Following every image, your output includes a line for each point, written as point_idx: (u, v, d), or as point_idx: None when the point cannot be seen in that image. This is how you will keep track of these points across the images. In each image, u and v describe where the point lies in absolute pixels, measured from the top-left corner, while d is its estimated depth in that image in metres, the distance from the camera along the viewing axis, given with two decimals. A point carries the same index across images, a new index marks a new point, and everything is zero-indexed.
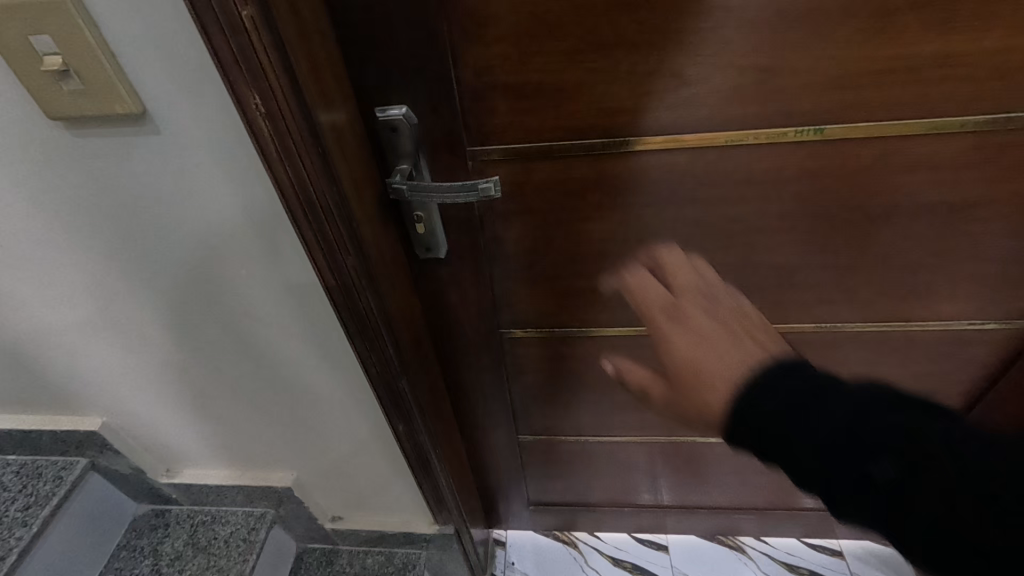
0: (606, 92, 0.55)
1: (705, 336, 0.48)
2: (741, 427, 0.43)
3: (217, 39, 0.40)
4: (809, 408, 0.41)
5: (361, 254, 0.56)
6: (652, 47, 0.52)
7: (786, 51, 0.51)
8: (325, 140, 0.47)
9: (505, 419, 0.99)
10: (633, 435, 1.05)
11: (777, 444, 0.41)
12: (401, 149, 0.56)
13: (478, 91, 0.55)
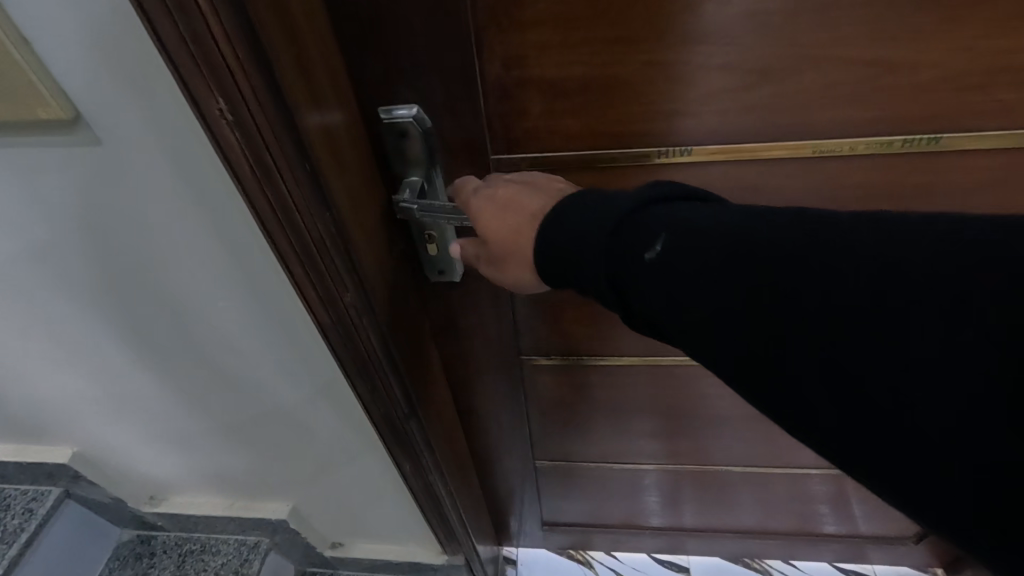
0: (666, 89, 0.44)
1: (507, 196, 0.41)
2: (544, 249, 0.36)
3: (162, 20, 0.29)
4: (672, 249, 0.30)
5: (360, 286, 0.45)
6: (726, 34, 0.41)
7: (905, 41, 0.39)
8: (314, 152, 0.37)
9: (521, 444, 0.90)
10: (660, 461, 0.95)
11: (572, 258, 0.34)
12: (412, 157, 0.45)
13: (506, 86, 0.44)
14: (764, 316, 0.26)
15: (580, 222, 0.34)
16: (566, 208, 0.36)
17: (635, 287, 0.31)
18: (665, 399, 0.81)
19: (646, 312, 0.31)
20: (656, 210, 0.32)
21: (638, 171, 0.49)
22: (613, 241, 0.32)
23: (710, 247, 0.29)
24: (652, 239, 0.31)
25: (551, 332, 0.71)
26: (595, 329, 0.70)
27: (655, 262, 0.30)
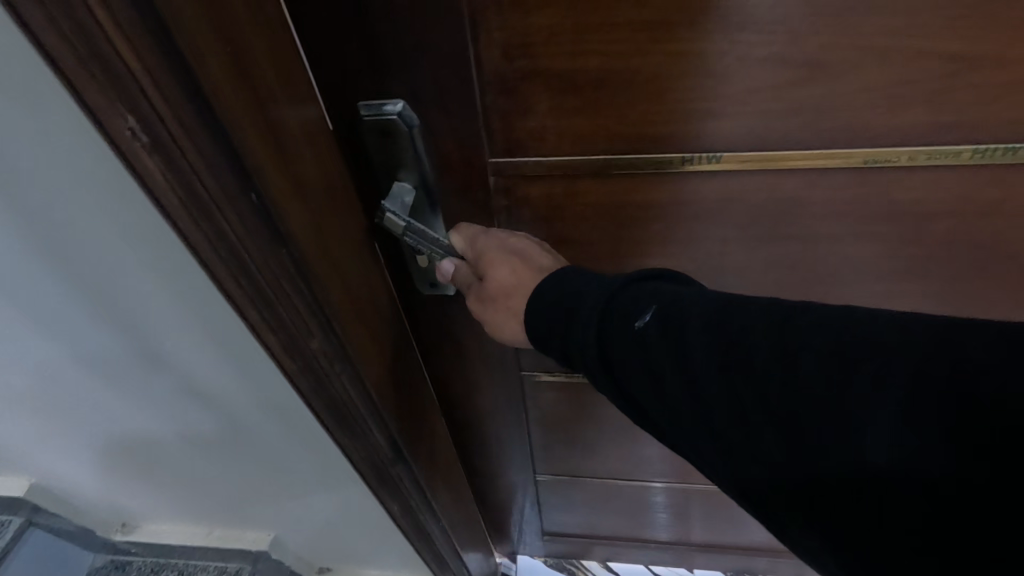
0: (698, 85, 0.37)
1: (519, 250, 0.41)
2: (541, 313, 0.38)
3: (30, 9, 0.21)
4: (656, 320, 0.33)
5: (328, 332, 0.38)
6: (771, 18, 0.34)
7: (990, 31, 0.33)
8: (260, 172, 0.29)
9: (520, 460, 0.85)
10: (668, 480, 0.90)
11: (566, 326, 0.37)
12: (397, 160, 0.39)
13: (507, 82, 0.37)
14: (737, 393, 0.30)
15: (575, 293, 0.37)
16: (565, 278, 0.38)
17: (620, 355, 0.34)
18: None
19: (629, 381, 0.34)
20: (641, 284, 0.36)
21: (658, 179, 0.43)
22: (606, 309, 0.35)
23: (689, 319, 0.32)
24: (641, 310, 0.34)
25: None
26: None
27: (640, 331, 0.33)
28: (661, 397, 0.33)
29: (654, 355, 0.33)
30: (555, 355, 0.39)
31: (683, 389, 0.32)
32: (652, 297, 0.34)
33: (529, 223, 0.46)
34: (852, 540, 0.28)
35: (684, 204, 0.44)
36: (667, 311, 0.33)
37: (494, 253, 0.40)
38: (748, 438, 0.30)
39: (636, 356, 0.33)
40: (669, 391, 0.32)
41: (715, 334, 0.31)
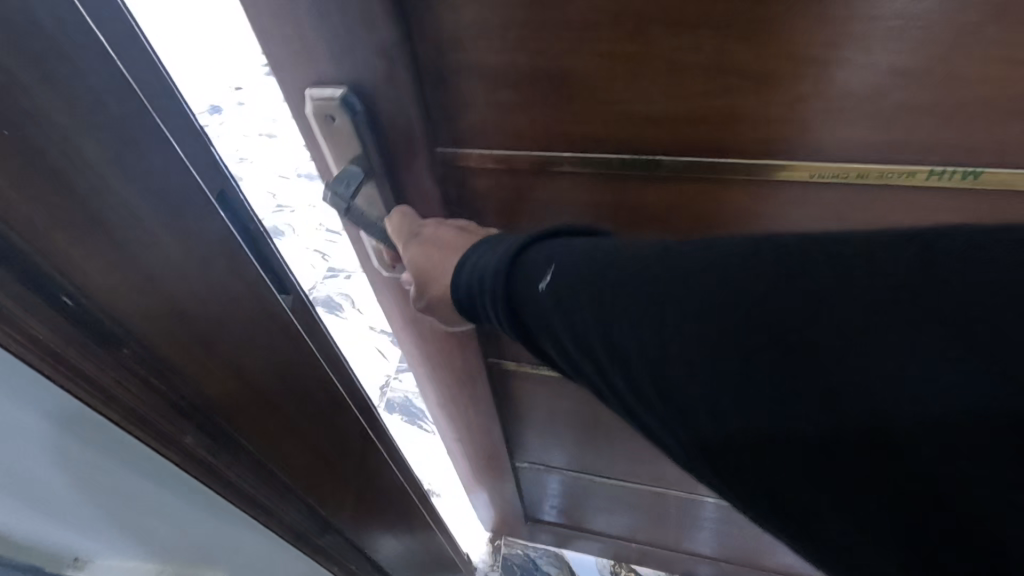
0: (630, 89, 0.36)
1: (441, 242, 0.42)
2: (461, 283, 0.39)
3: None
4: (557, 275, 0.33)
5: (195, 429, 0.34)
6: (704, 22, 0.32)
7: (929, 51, 0.31)
8: (72, 275, 0.25)
9: (495, 445, 0.90)
10: (643, 483, 0.92)
11: (482, 292, 0.37)
12: (342, 145, 0.41)
13: (444, 76, 0.38)
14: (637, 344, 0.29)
15: (488, 253, 0.38)
16: (485, 246, 0.39)
17: (530, 311, 0.35)
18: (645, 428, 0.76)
19: (542, 335, 0.34)
20: (547, 243, 0.36)
21: (602, 181, 0.43)
22: (512, 269, 0.36)
23: (586, 273, 0.32)
24: (544, 270, 0.34)
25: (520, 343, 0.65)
26: None
27: (546, 287, 0.33)
28: (575, 351, 0.32)
29: (551, 315, 0.33)
30: (481, 321, 0.40)
31: (577, 347, 0.32)
32: (556, 252, 0.35)
33: (483, 213, 0.48)
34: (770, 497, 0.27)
35: (629, 207, 0.44)
36: (563, 270, 0.33)
37: (413, 246, 0.42)
38: (638, 397, 0.29)
39: (538, 316, 0.34)
40: (578, 346, 0.32)
41: (603, 291, 0.31)
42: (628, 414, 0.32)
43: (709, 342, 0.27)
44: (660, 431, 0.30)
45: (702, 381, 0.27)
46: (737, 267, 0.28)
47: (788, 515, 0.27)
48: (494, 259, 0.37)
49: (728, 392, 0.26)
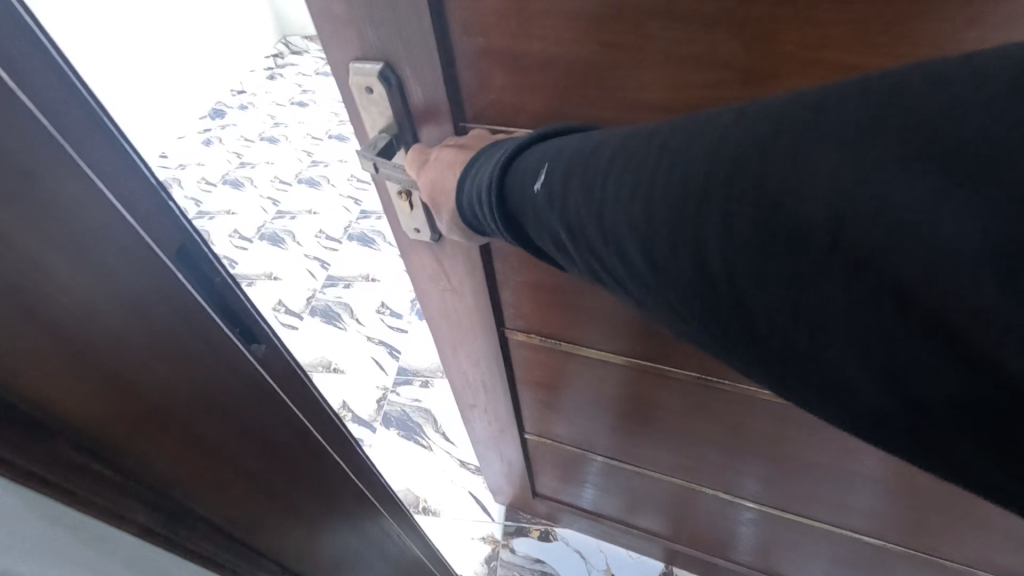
0: (625, 74, 0.41)
1: (440, 159, 0.46)
2: (464, 196, 0.44)
3: None
4: (549, 174, 0.37)
5: (129, 496, 0.35)
6: (693, 15, 0.36)
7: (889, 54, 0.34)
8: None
9: (505, 414, 0.96)
10: (643, 466, 0.96)
11: (488, 203, 0.41)
12: (378, 114, 0.49)
13: (468, 57, 0.44)
14: (630, 225, 0.32)
15: (484, 156, 0.43)
16: (480, 155, 0.44)
17: (529, 212, 0.39)
18: (642, 407, 0.80)
19: (541, 233, 0.39)
20: (535, 145, 0.41)
21: None
22: (504, 173, 0.40)
23: (573, 167, 0.36)
24: (537, 173, 0.38)
25: (529, 313, 0.71)
26: (568, 323, 0.70)
27: (539, 187, 0.37)
28: (575, 242, 0.36)
29: (545, 211, 0.37)
30: (493, 234, 0.44)
31: (572, 236, 0.36)
32: (544, 153, 0.39)
33: None
34: (761, 348, 0.30)
35: None
36: (554, 169, 0.37)
37: (425, 171, 0.47)
38: (631, 273, 0.33)
39: (537, 216, 0.38)
40: (577, 238, 0.36)
41: (588, 177, 0.35)
42: (628, 295, 0.35)
43: (674, 203, 0.30)
44: (656, 300, 0.33)
45: (673, 238, 0.31)
46: (697, 137, 0.30)
47: (778, 360, 0.29)
48: (490, 170, 0.41)
49: (693, 245, 0.30)
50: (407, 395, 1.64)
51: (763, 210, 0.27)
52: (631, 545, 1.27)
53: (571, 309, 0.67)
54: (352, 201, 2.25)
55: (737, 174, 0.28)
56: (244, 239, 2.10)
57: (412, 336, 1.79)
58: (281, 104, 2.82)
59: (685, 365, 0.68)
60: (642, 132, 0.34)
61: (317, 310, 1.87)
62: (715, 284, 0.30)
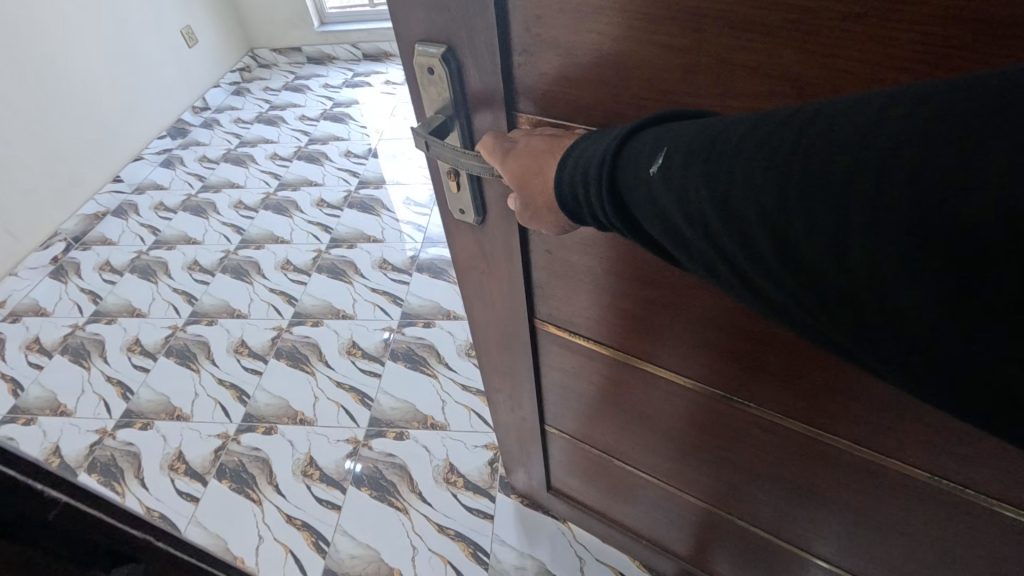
0: (680, 78, 0.41)
1: (531, 149, 0.48)
2: (567, 181, 0.44)
3: None
4: (666, 159, 0.36)
5: None
6: (745, 24, 0.36)
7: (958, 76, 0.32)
8: None
9: (529, 403, 0.98)
10: (679, 487, 0.94)
11: (597, 188, 0.41)
12: (438, 94, 0.51)
13: (526, 47, 0.46)
14: (757, 220, 0.31)
15: (595, 142, 0.43)
16: (589, 141, 0.43)
17: (639, 198, 0.38)
18: (668, 415, 0.80)
19: (652, 222, 0.38)
20: (647, 132, 0.39)
21: None
22: (615, 159, 0.40)
23: (695, 153, 0.35)
24: (653, 157, 0.37)
25: (560, 303, 0.72)
26: (600, 319, 0.71)
27: (657, 170, 0.36)
28: (693, 233, 0.35)
29: (659, 194, 0.36)
30: (598, 223, 0.44)
31: (689, 222, 0.35)
32: (660, 139, 0.38)
33: None
34: (907, 360, 0.28)
35: None
36: (673, 152, 0.36)
37: (495, 153, 0.49)
38: (755, 266, 0.32)
39: (650, 200, 0.37)
40: (695, 229, 0.34)
41: (713, 160, 0.33)
42: (748, 293, 0.34)
43: (813, 191, 0.28)
44: (781, 297, 0.32)
45: (808, 228, 0.29)
46: (842, 123, 0.29)
47: (928, 374, 0.27)
48: (601, 150, 0.41)
49: (828, 238, 0.28)
50: (380, 450, 1.56)
51: (912, 201, 0.25)
52: (636, 552, 1.26)
53: (603, 305, 0.68)
54: (321, 230, 2.26)
55: (886, 165, 0.26)
56: (205, 272, 2.12)
57: (387, 379, 1.73)
58: (247, 125, 2.91)
59: (719, 381, 0.68)
60: (776, 117, 0.32)
61: (282, 352, 1.83)
62: (849, 291, 0.28)
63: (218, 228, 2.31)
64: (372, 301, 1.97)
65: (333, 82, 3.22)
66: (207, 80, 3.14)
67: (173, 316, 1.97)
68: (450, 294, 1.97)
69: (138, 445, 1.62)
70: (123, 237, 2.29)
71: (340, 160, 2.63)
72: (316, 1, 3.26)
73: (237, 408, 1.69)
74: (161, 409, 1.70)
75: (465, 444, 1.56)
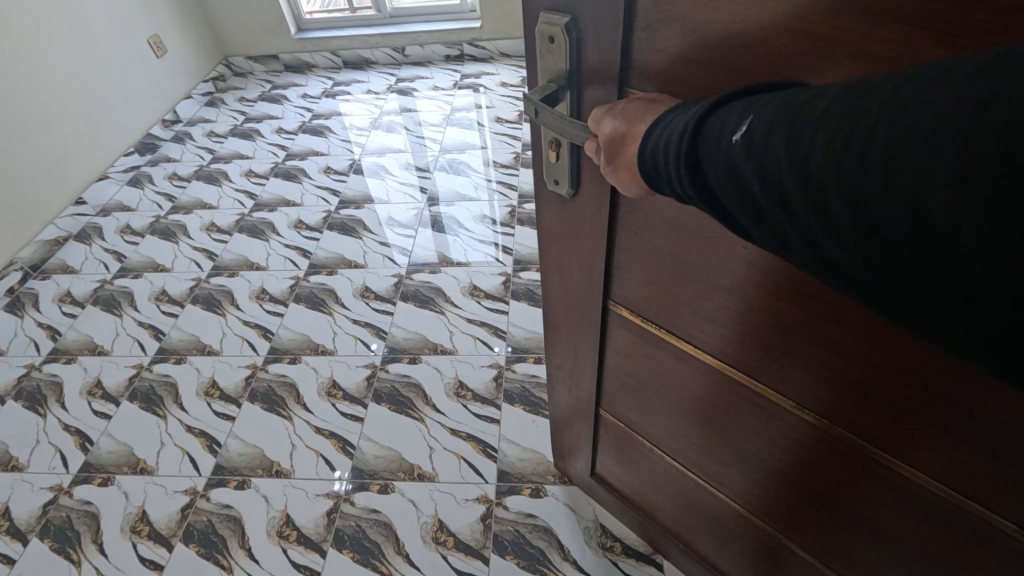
0: (803, 61, 0.41)
1: (630, 111, 0.49)
2: (647, 150, 0.46)
3: None
4: (749, 126, 0.38)
5: None
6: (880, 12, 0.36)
7: None
8: None
9: (588, 388, 1.00)
10: (734, 497, 0.92)
11: (678, 157, 0.42)
12: (554, 65, 0.54)
13: (651, 23, 0.48)
14: (836, 190, 0.32)
15: (679, 111, 0.45)
16: (672, 111, 0.45)
17: (718, 166, 0.39)
18: (724, 416, 0.80)
19: (727, 193, 0.39)
20: (734, 100, 0.41)
21: None
22: (698, 126, 0.41)
23: (778, 123, 0.36)
24: (736, 125, 0.39)
25: (633, 290, 0.75)
26: (670, 307, 0.72)
27: (739, 138, 0.38)
28: (769, 204, 0.36)
29: (738, 159, 0.38)
30: (672, 194, 0.46)
31: (765, 190, 0.36)
32: (744, 108, 0.39)
33: None
34: (979, 327, 0.29)
35: None
36: (758, 119, 0.37)
37: (599, 117, 0.51)
38: (832, 237, 0.33)
39: (728, 166, 0.38)
40: (771, 199, 0.36)
41: (796, 125, 0.35)
42: (816, 264, 0.36)
43: (898, 154, 0.29)
44: (855, 267, 0.33)
45: (887, 197, 0.30)
46: (935, 86, 0.29)
47: (999, 341, 0.29)
48: (684, 120, 0.43)
49: (911, 206, 0.29)
50: (363, 505, 1.60)
51: (1005, 166, 0.26)
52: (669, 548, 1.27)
53: (677, 293, 0.69)
54: (299, 255, 2.41)
55: (974, 134, 0.27)
56: (173, 303, 2.26)
57: (368, 425, 1.78)
58: (221, 138, 3.21)
59: (776, 380, 0.68)
60: (861, 87, 0.33)
61: (257, 394, 1.91)
62: (928, 262, 0.29)
63: (188, 253, 2.48)
64: (353, 335, 2.06)
65: (311, 92, 3.57)
66: (181, 92, 3.48)
67: (138, 353, 2.09)
68: (435, 326, 2.06)
69: (97, 503, 1.67)
70: (86, 265, 2.47)
71: (320, 177, 2.85)
72: (294, 11, 3.68)
73: (207, 459, 1.75)
74: (123, 461, 1.76)
75: (454, 498, 1.59)
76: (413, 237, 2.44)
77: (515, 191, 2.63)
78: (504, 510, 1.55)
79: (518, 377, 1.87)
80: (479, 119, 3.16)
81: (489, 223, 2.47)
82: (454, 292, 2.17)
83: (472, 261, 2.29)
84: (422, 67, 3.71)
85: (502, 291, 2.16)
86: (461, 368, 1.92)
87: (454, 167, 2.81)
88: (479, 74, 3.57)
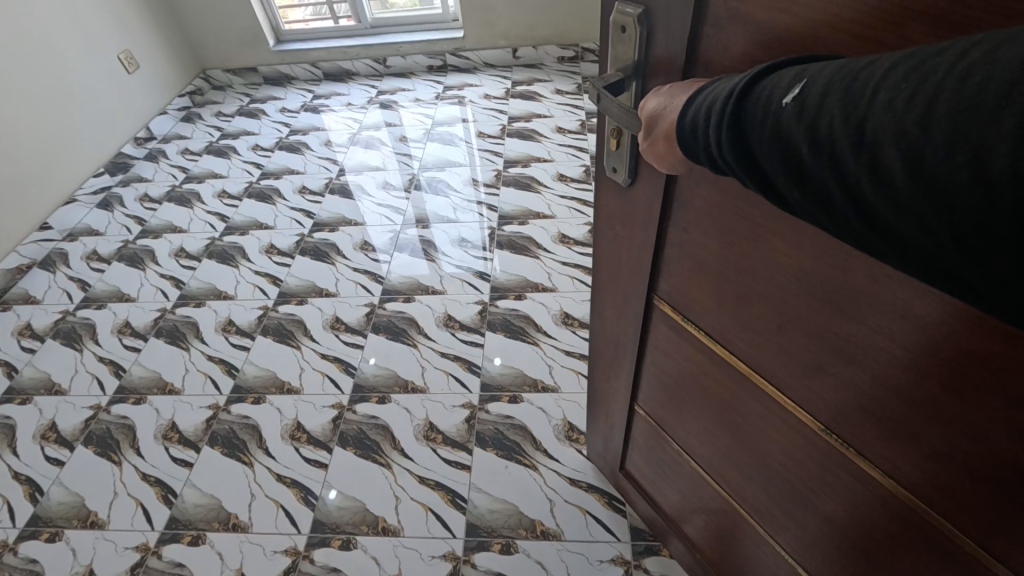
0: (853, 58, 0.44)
1: (674, 89, 0.53)
2: (690, 119, 0.47)
3: None
4: (803, 89, 0.38)
5: None
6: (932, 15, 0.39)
7: None
8: None
9: (630, 366, 1.05)
10: (750, 484, 0.95)
11: (720, 122, 0.43)
12: (629, 52, 0.59)
13: (720, 19, 0.52)
14: (890, 144, 0.33)
15: (727, 81, 0.45)
16: (718, 82, 0.46)
17: (764, 128, 0.40)
18: (745, 401, 0.84)
19: (769, 153, 0.40)
20: (786, 69, 0.41)
21: None
22: (747, 92, 0.42)
23: (833, 86, 0.37)
24: (786, 90, 0.39)
25: (678, 269, 0.79)
26: (704, 284, 0.77)
27: (790, 99, 0.39)
28: (814, 161, 0.37)
29: (788, 123, 0.38)
30: (709, 161, 0.47)
31: (813, 145, 0.37)
32: (795, 74, 0.40)
33: None
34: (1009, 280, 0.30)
35: None
36: (811, 83, 0.38)
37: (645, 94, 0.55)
38: (874, 193, 0.34)
39: (775, 130, 0.39)
40: (817, 155, 0.37)
41: (855, 90, 0.35)
42: (854, 221, 0.37)
43: (961, 107, 0.30)
44: (895, 222, 0.34)
45: (942, 151, 0.31)
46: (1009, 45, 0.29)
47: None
48: (732, 87, 0.43)
49: (965, 162, 0.30)
50: (323, 563, 1.53)
51: None
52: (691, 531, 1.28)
53: (713, 271, 0.74)
54: (269, 283, 2.35)
55: None
56: (135, 335, 2.18)
57: (332, 472, 1.73)
58: (194, 156, 3.14)
59: (791, 361, 0.70)
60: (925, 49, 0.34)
61: (218, 438, 1.83)
62: (969, 217, 0.30)
63: (155, 281, 2.40)
64: (321, 371, 2.00)
65: (290, 106, 3.53)
66: (156, 106, 3.42)
67: (97, 392, 1.99)
68: (406, 357, 2.03)
69: (44, 562, 1.58)
70: (48, 294, 2.37)
71: (295, 199, 2.78)
72: (272, 22, 3.65)
73: (162, 511, 1.67)
74: (74, 513, 1.67)
75: (421, 555, 1.54)
76: (389, 261, 2.41)
77: (497, 212, 2.61)
78: (472, 568, 1.51)
79: (491, 420, 1.83)
80: (462, 134, 3.15)
81: (469, 248, 2.44)
82: (428, 322, 2.14)
83: (448, 289, 2.26)
84: (405, 79, 3.70)
85: (478, 321, 2.14)
86: (432, 408, 1.87)
87: (434, 186, 2.80)
88: (462, 86, 3.57)
